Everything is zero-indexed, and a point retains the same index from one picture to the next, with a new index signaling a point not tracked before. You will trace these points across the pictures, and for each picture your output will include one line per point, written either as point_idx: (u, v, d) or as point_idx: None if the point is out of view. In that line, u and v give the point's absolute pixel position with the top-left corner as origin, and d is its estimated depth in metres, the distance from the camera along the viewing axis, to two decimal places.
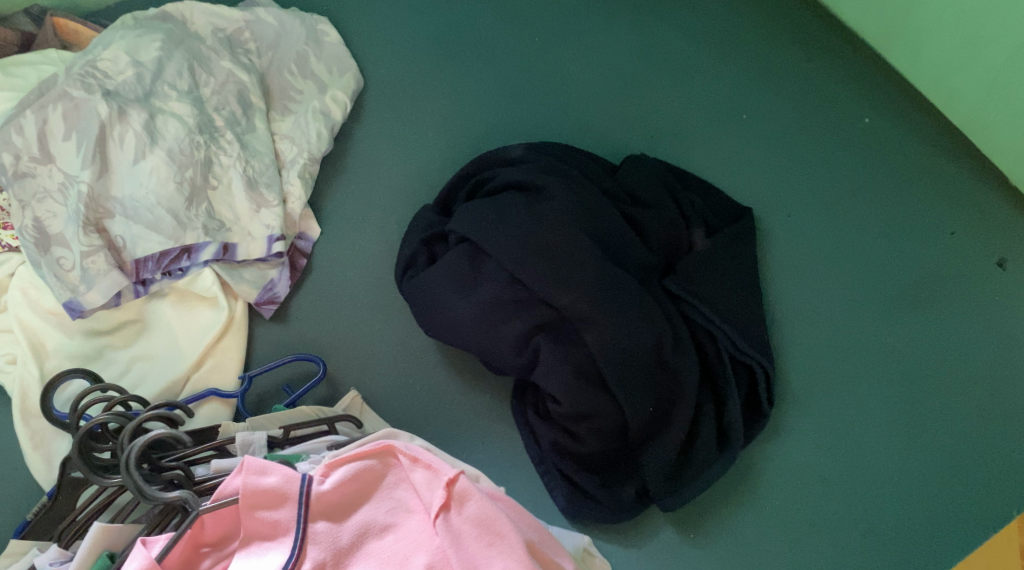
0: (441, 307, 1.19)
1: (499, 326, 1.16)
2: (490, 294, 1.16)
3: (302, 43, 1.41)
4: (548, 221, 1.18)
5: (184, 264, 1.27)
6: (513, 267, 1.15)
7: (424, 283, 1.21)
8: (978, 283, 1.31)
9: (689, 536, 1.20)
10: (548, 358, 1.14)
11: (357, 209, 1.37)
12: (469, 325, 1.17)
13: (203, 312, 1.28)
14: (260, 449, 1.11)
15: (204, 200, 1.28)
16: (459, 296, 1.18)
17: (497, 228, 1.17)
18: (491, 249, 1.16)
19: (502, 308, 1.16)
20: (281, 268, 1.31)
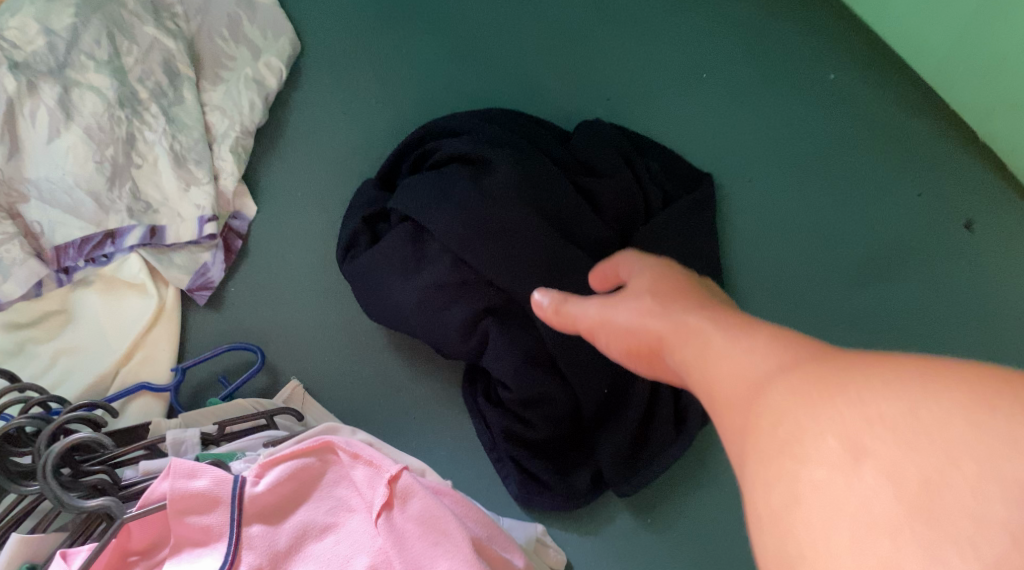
0: (384, 290, 1.12)
1: (443, 311, 1.10)
2: (435, 276, 1.09)
3: (234, 5, 1.29)
4: (495, 197, 1.09)
5: (108, 250, 1.19)
6: (456, 247, 1.08)
7: (366, 266, 1.13)
8: (943, 249, 1.28)
9: (645, 521, 1.15)
10: (497, 344, 1.08)
11: (295, 185, 1.29)
12: (413, 309, 1.10)
13: (132, 301, 1.20)
14: (193, 449, 1.05)
15: (127, 180, 1.19)
16: (402, 280, 1.11)
17: (439, 204, 1.09)
18: (434, 228, 1.08)
19: (445, 291, 1.09)
20: (214, 251, 1.23)
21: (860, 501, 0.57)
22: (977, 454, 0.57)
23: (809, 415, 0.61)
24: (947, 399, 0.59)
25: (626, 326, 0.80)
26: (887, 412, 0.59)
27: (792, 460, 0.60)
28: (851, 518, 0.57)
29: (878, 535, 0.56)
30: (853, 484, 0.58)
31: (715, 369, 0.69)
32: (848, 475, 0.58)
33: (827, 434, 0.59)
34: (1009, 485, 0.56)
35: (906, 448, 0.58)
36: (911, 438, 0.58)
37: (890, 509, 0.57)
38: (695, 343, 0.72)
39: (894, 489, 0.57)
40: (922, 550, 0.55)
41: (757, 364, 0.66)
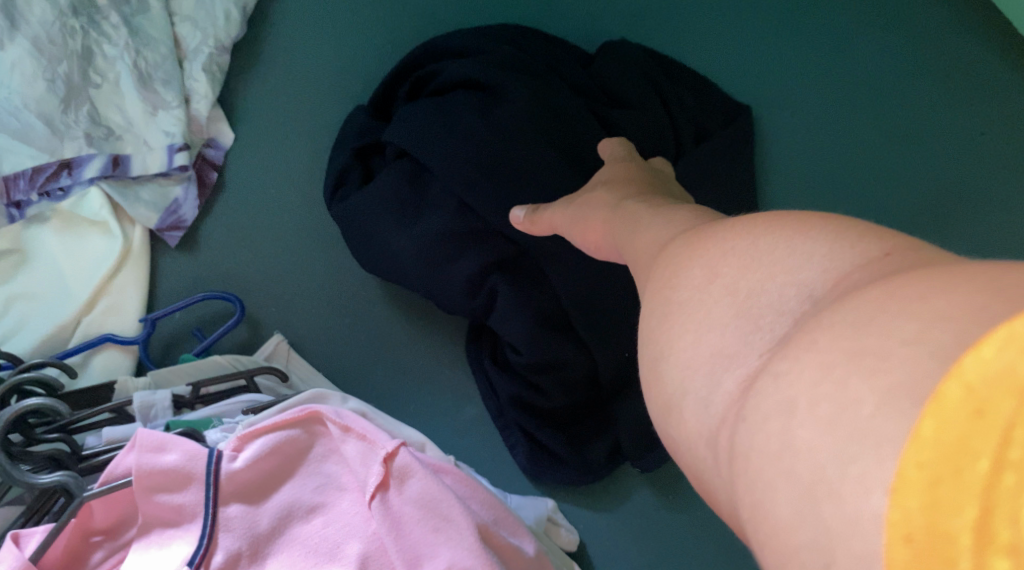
0: (378, 239, 0.98)
1: (447, 264, 0.96)
2: (437, 223, 0.95)
3: None
4: (507, 133, 0.95)
5: (64, 182, 1.03)
6: (462, 192, 0.94)
7: (356, 208, 0.99)
8: (1003, 196, 1.17)
9: (666, 498, 1.05)
10: (508, 300, 0.96)
11: (277, 112, 1.13)
12: (413, 262, 0.97)
13: (93, 241, 1.06)
14: (164, 413, 0.94)
15: (85, 101, 1.03)
16: (398, 227, 0.97)
17: (442, 140, 0.94)
18: (436, 169, 0.94)
19: (450, 243, 0.96)
20: (187, 185, 1.10)
21: (696, 302, 0.53)
22: (811, 261, 0.50)
23: (685, 242, 0.57)
24: (791, 217, 0.52)
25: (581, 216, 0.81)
26: (745, 228, 0.53)
27: (658, 280, 0.56)
28: (687, 316, 0.53)
29: (705, 330, 0.51)
30: (695, 286, 0.53)
31: (636, 239, 0.65)
32: (693, 281, 0.53)
33: (694, 260, 0.55)
34: (823, 289, 0.49)
35: (748, 252, 0.52)
36: (748, 244, 0.52)
37: (724, 308, 0.51)
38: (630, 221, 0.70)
39: (728, 289, 0.52)
40: (745, 344, 0.50)
41: (669, 224, 0.63)
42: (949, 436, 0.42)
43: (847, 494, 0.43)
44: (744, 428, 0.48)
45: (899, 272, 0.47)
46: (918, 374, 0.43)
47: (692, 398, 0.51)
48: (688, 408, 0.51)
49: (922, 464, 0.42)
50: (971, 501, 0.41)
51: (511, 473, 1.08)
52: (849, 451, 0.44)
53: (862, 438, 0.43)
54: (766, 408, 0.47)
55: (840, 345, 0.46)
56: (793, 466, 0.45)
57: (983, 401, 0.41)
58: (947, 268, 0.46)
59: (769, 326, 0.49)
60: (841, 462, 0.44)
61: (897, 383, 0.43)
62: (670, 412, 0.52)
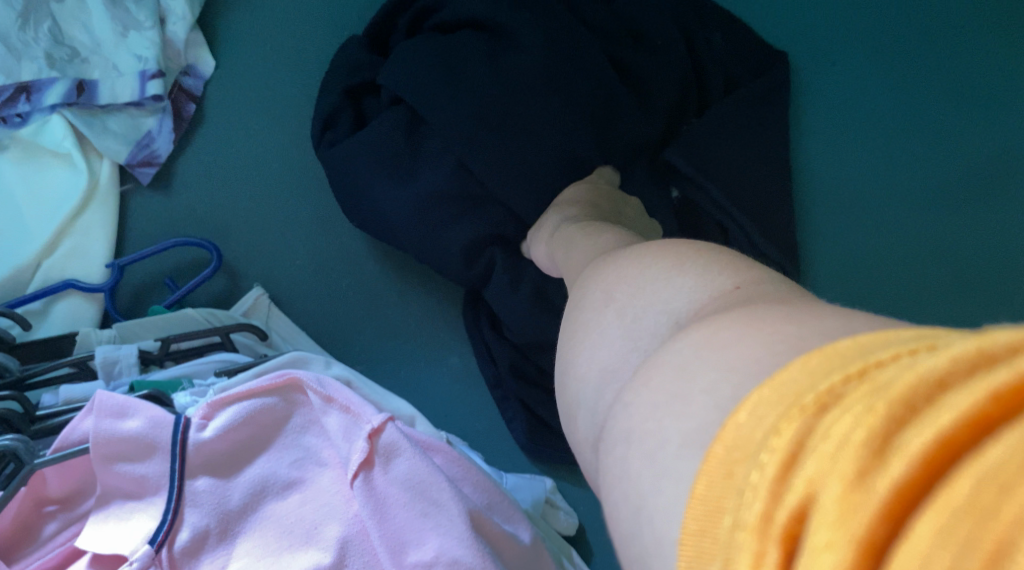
0: (371, 197, 0.89)
1: (441, 229, 0.88)
2: (440, 187, 0.86)
3: None
4: (513, 84, 0.84)
5: (22, 109, 0.93)
6: (462, 152, 0.84)
7: (343, 158, 0.89)
8: None
9: None
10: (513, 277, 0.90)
11: (262, 39, 1.02)
12: (410, 226, 0.89)
13: (55, 173, 0.96)
14: (129, 372, 0.85)
15: (46, 17, 0.92)
16: (389, 184, 0.87)
17: (441, 91, 0.83)
18: (434, 123, 0.84)
19: (446, 206, 0.87)
20: (162, 117, 0.99)
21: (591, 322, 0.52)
22: (680, 291, 0.48)
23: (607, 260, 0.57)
24: (679, 251, 0.51)
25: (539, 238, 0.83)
26: (645, 255, 0.53)
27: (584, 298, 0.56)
28: (581, 333, 0.53)
29: (589, 351, 0.51)
30: (598, 304, 0.53)
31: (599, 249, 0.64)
32: (595, 302, 0.53)
33: (602, 281, 0.55)
34: (687, 314, 0.47)
35: (638, 279, 0.51)
36: (637, 274, 0.52)
37: (614, 327, 0.50)
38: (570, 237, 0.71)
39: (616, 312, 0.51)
40: (620, 363, 0.48)
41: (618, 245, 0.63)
42: (714, 492, 0.38)
43: (649, 525, 0.40)
44: (600, 450, 0.46)
45: (733, 306, 0.44)
46: (708, 420, 0.40)
47: (585, 409, 0.50)
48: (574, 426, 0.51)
49: (696, 518, 0.38)
50: (720, 556, 0.37)
51: (508, 446, 1.01)
52: (657, 483, 0.41)
53: (662, 477, 0.40)
54: (615, 433, 0.44)
55: (661, 387, 0.43)
56: (625, 493, 0.42)
57: (736, 458, 0.38)
58: (766, 313, 0.42)
59: (642, 348, 0.47)
60: (652, 492, 0.41)
61: (691, 428, 0.40)
62: (568, 423, 0.52)
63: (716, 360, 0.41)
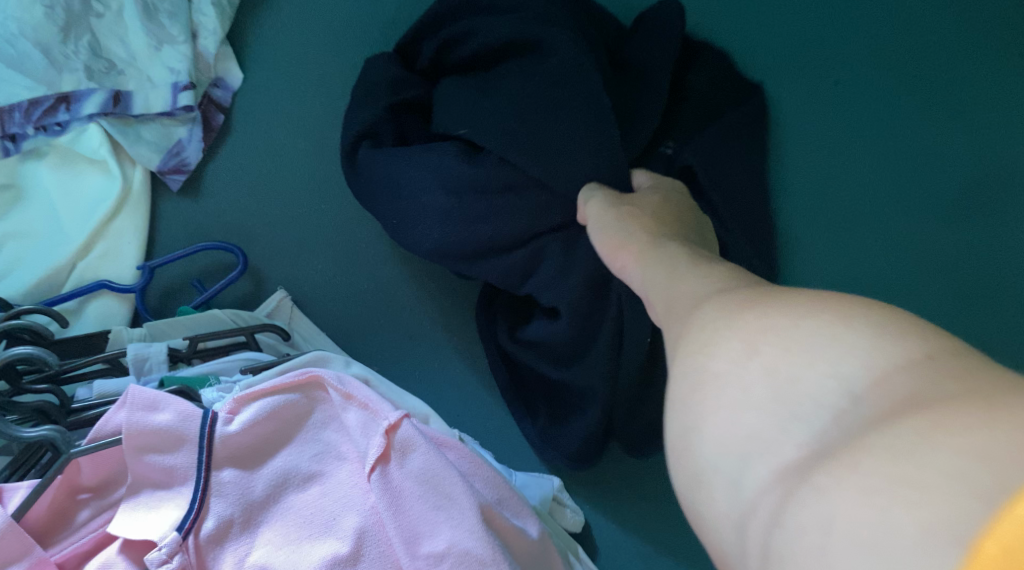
0: (411, 199, 0.90)
1: (479, 224, 0.88)
2: (479, 180, 0.87)
3: None
4: (546, 87, 0.86)
5: (62, 118, 0.98)
6: (502, 148, 0.85)
7: (388, 164, 0.92)
8: None
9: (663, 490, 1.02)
10: (554, 265, 0.89)
11: (288, 53, 1.06)
12: (445, 219, 0.89)
13: (91, 179, 1.02)
14: (159, 367, 0.89)
15: (85, 30, 0.97)
16: (430, 181, 0.89)
17: (479, 101, 0.88)
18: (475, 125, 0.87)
19: (484, 199, 0.87)
20: (191, 126, 1.03)
21: (706, 374, 0.52)
22: (852, 358, 0.49)
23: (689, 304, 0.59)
24: (826, 310, 0.52)
25: (617, 217, 0.79)
26: (752, 307, 0.53)
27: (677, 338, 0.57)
28: (689, 389, 0.53)
29: (716, 407, 0.51)
30: (700, 357, 0.53)
31: (680, 286, 0.62)
32: (698, 349, 0.54)
33: (734, 328, 0.53)
34: (864, 387, 0.48)
35: (767, 335, 0.52)
36: (771, 333, 0.52)
37: (759, 387, 0.50)
38: (649, 259, 0.70)
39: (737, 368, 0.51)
40: (778, 435, 0.49)
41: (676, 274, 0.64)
42: None
43: None
44: (777, 531, 0.47)
45: (940, 385, 0.47)
46: (959, 512, 0.43)
47: (722, 476, 0.50)
48: (710, 492, 0.51)
49: None
50: None
51: (515, 444, 1.06)
52: None
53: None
54: (803, 520, 0.46)
55: (884, 472, 0.45)
56: None
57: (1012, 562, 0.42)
58: (999, 399, 0.46)
59: (815, 422, 0.48)
60: None
61: (935, 518, 0.44)
62: (700, 491, 0.51)
63: (961, 446, 0.45)
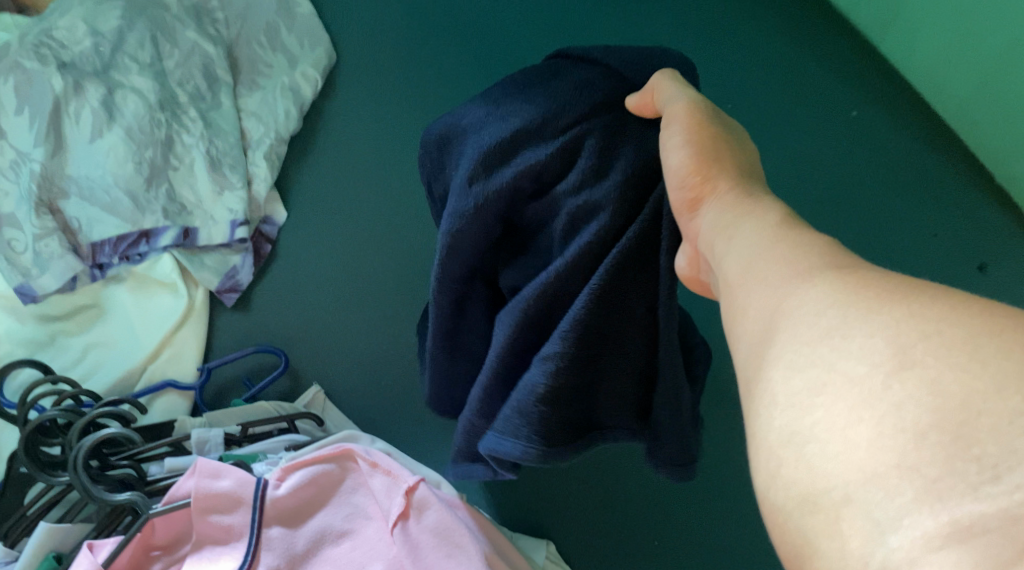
0: (453, 122, 0.86)
1: (512, 111, 0.81)
2: (532, 77, 0.84)
3: (272, 13, 1.34)
4: None
5: (142, 249, 1.22)
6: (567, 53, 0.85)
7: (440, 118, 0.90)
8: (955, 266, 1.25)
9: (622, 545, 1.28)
10: (592, 149, 0.77)
11: (323, 197, 1.34)
12: (481, 121, 0.82)
13: (162, 299, 1.25)
14: (216, 449, 1.08)
15: (164, 180, 1.23)
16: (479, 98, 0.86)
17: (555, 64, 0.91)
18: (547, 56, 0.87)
19: (526, 91, 0.82)
20: (245, 255, 1.27)
21: (830, 378, 0.53)
22: None
23: (777, 289, 0.58)
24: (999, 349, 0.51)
25: (708, 148, 0.72)
26: (889, 307, 0.54)
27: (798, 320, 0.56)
28: (808, 393, 0.53)
29: (841, 431, 0.51)
30: (813, 357, 0.54)
31: (777, 252, 0.61)
32: (841, 354, 0.53)
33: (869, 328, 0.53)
34: None
35: (939, 350, 0.51)
36: (920, 348, 0.52)
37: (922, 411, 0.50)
38: (742, 233, 0.65)
39: (849, 355, 0.53)
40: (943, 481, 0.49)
41: (765, 242, 0.62)
42: None
43: None
44: None
45: None
46: None
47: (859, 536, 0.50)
48: (840, 531, 0.50)
49: None
50: None
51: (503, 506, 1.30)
52: None
53: None
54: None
55: None
56: None
57: None
58: None
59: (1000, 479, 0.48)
60: None
61: None
62: (807, 510, 0.51)
63: None
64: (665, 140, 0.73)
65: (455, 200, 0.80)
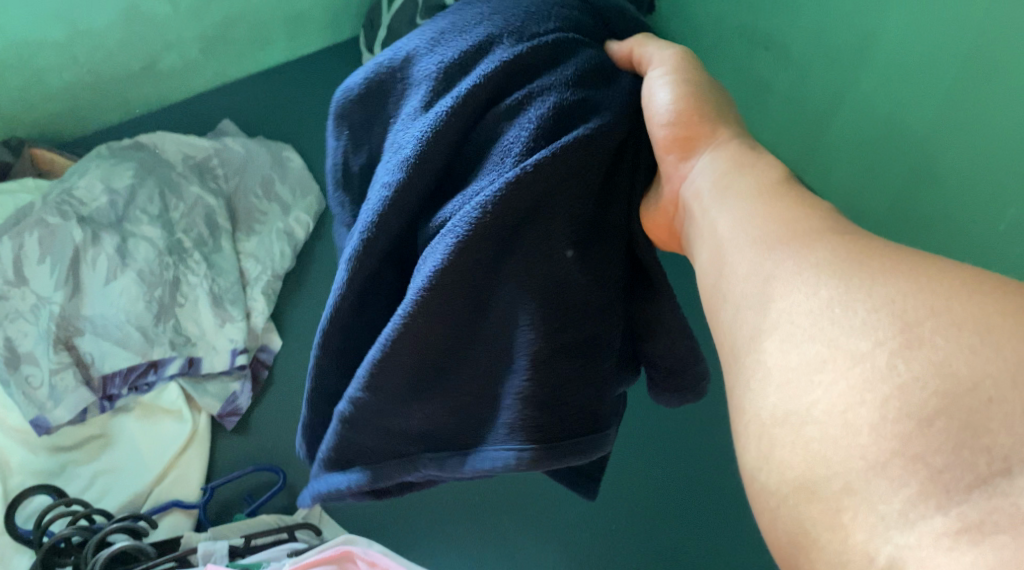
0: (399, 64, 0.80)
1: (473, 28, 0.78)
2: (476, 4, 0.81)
3: (268, 169, 1.53)
4: None
5: (150, 378, 1.34)
6: None
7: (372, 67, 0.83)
8: None
9: None
10: (585, 59, 0.75)
11: (315, 325, 1.50)
12: (454, 34, 0.78)
13: (167, 425, 1.36)
14: (222, 558, 1.14)
15: (171, 316, 1.36)
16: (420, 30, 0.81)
17: None
18: None
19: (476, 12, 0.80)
20: (243, 381, 1.41)
21: (828, 352, 0.51)
22: None
23: (764, 247, 0.59)
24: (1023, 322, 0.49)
25: (701, 90, 0.72)
26: (893, 279, 0.52)
27: (786, 294, 0.55)
28: (807, 372, 0.51)
29: (842, 415, 0.49)
30: (812, 328, 0.52)
31: (775, 212, 0.61)
32: (843, 323, 0.52)
33: (858, 289, 0.53)
34: None
35: (949, 329, 0.49)
36: (931, 325, 0.50)
37: (917, 389, 0.48)
38: (739, 179, 0.66)
39: (851, 326, 0.51)
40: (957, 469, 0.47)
41: (760, 198, 0.63)
42: None
43: None
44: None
45: None
46: None
47: (862, 524, 0.47)
48: (843, 522, 0.48)
49: None
50: None
51: None
52: None
53: None
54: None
55: None
56: None
57: None
58: None
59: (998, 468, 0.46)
60: None
61: None
62: (802, 498, 0.49)
63: None
64: (656, 79, 0.73)
65: (424, 99, 0.76)
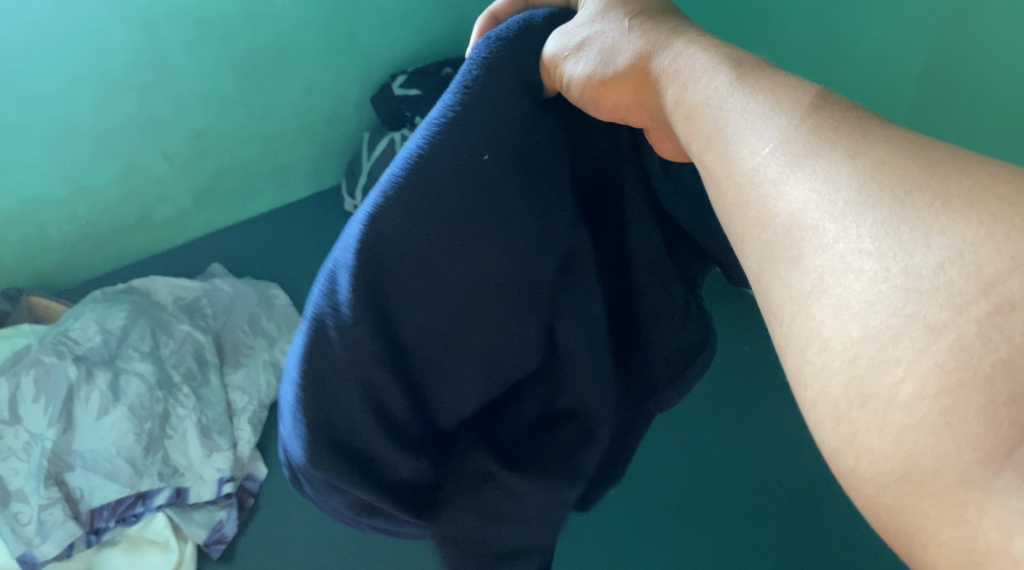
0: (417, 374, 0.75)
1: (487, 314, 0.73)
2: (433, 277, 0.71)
3: (254, 305, 1.65)
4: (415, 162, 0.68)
5: (138, 509, 1.36)
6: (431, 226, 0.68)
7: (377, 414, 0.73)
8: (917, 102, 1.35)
9: None
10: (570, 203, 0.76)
11: None
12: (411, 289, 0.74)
13: (154, 557, 1.37)
14: None
15: (160, 448, 1.40)
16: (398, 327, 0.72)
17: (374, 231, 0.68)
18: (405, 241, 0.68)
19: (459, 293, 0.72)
20: (230, 509, 1.44)
21: (897, 324, 0.45)
22: None
23: (766, 178, 0.52)
24: None
25: (620, 40, 0.67)
26: (967, 208, 0.46)
27: (815, 248, 0.49)
28: (878, 350, 0.45)
29: (934, 402, 0.43)
30: (867, 295, 0.46)
31: (778, 135, 0.53)
32: (910, 289, 0.45)
33: (941, 222, 0.46)
34: None
35: None
36: (1017, 281, 0.44)
37: None
38: (690, 101, 0.60)
39: (917, 294, 0.45)
40: None
41: (750, 120, 0.55)
42: None
43: None
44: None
45: None
46: None
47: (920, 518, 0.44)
48: (966, 518, 0.43)
49: None
50: None
51: None
52: None
53: None
54: None
55: None
56: None
57: None
58: None
59: None
60: None
61: None
62: (904, 487, 0.44)
63: None
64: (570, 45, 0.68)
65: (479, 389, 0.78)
